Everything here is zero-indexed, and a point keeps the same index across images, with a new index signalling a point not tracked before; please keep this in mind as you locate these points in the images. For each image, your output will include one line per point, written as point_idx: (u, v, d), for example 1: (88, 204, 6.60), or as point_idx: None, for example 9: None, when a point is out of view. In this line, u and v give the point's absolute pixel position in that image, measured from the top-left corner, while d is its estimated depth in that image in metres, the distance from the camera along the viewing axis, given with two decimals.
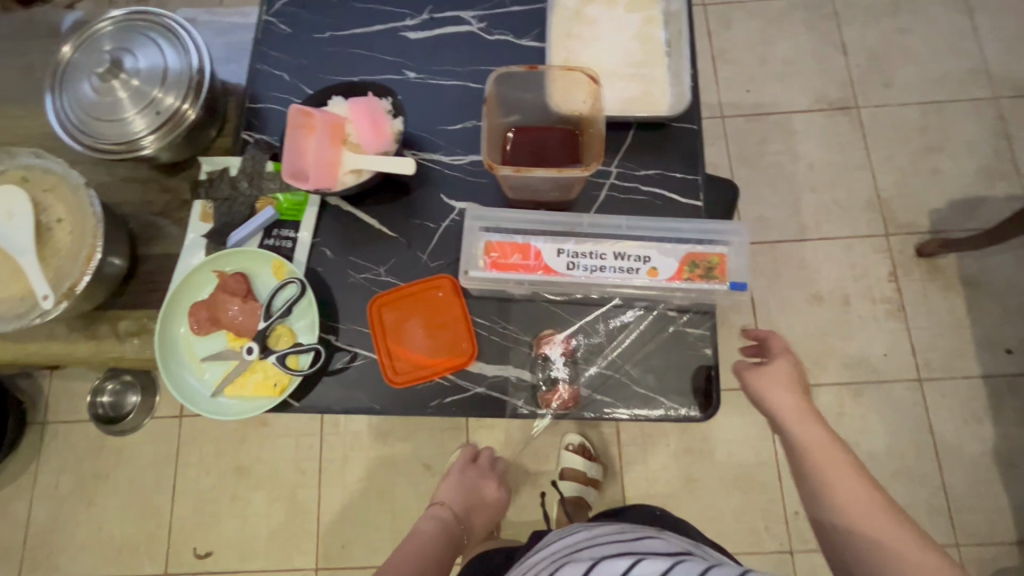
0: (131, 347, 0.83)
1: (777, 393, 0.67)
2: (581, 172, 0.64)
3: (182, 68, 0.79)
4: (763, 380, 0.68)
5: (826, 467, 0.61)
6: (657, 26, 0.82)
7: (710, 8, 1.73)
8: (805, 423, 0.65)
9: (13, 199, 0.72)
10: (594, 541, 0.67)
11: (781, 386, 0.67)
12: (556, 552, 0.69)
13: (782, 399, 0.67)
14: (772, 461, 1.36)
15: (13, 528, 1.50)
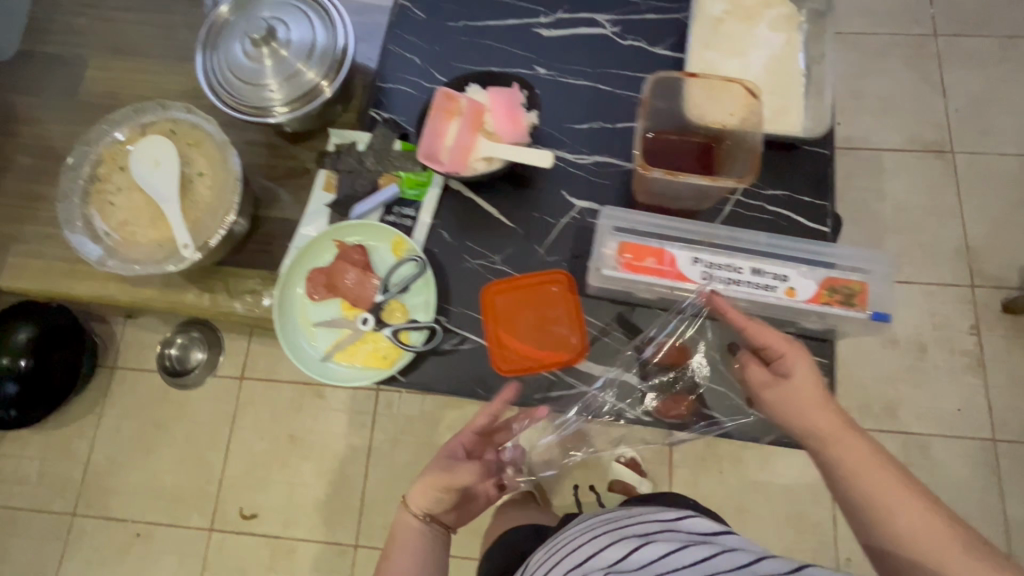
0: (243, 305, 0.86)
1: (799, 406, 0.59)
2: (736, 183, 0.63)
3: (328, 44, 0.82)
4: (782, 399, 0.60)
5: (864, 478, 0.53)
6: (796, 47, 0.81)
7: None
8: (838, 438, 0.56)
9: (163, 150, 0.76)
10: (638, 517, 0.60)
11: (809, 400, 0.59)
12: (592, 522, 0.63)
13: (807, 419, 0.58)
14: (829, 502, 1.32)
15: (73, 463, 1.55)
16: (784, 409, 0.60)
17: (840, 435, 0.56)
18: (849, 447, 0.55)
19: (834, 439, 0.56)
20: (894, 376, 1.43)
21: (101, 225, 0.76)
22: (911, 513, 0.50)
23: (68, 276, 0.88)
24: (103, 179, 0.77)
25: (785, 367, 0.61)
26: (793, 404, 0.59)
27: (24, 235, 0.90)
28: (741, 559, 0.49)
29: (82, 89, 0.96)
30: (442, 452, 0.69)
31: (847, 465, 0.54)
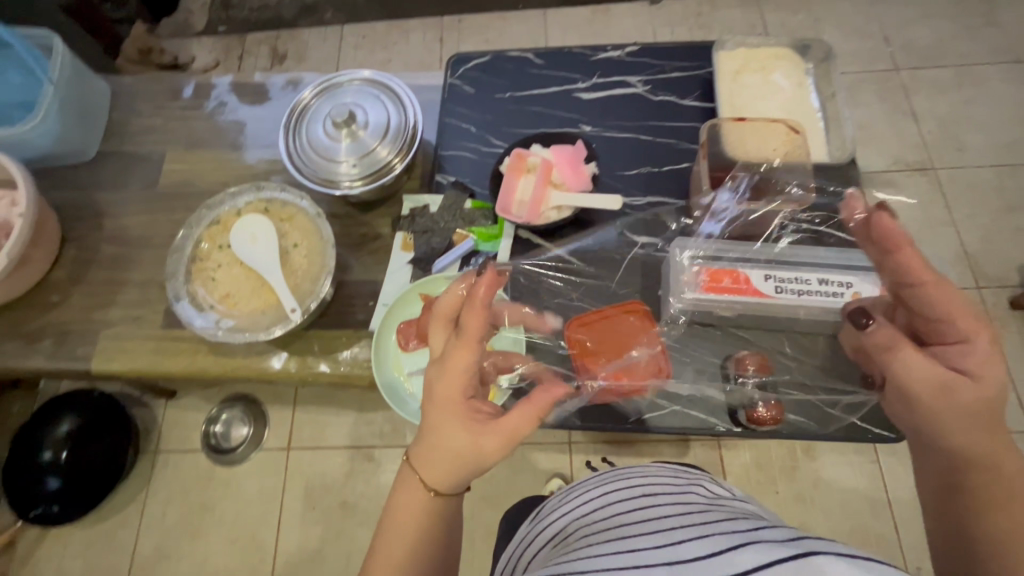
0: (328, 366, 0.88)
1: (938, 389, 0.54)
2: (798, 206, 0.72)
3: (400, 125, 0.92)
4: (927, 372, 0.55)
5: (982, 475, 0.52)
6: (808, 90, 0.93)
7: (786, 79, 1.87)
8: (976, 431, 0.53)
9: (261, 226, 0.83)
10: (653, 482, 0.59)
11: (968, 393, 0.53)
12: (608, 479, 0.63)
13: (958, 394, 0.53)
14: None
15: (119, 555, 1.51)
16: (925, 390, 0.55)
17: (978, 427, 0.53)
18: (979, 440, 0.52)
19: (971, 429, 0.53)
20: None
21: (205, 298, 0.81)
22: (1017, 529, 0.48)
23: (158, 354, 0.92)
24: (204, 257, 0.84)
25: (952, 353, 0.56)
26: (944, 384, 0.54)
27: (113, 319, 0.95)
28: (739, 525, 0.46)
29: (162, 180, 1.04)
30: (450, 404, 0.56)
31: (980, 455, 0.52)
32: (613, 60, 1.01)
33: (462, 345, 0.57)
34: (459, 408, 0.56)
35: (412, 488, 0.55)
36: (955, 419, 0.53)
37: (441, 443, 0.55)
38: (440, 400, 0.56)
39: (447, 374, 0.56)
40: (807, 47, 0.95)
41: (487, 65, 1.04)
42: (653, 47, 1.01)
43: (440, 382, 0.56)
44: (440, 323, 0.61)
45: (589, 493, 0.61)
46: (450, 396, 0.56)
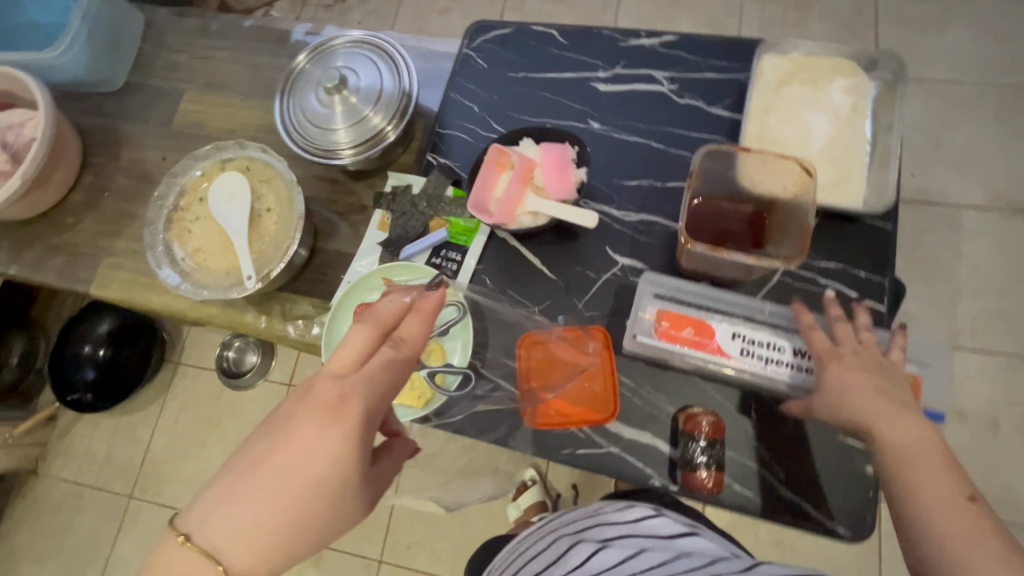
0: (295, 329, 0.90)
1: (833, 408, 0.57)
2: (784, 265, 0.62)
3: (395, 93, 0.87)
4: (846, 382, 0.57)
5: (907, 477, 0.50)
6: (864, 114, 0.78)
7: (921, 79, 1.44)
8: (900, 418, 0.53)
9: (237, 186, 0.83)
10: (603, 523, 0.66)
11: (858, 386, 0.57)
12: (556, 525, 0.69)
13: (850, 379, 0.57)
14: None
15: (137, 447, 1.64)
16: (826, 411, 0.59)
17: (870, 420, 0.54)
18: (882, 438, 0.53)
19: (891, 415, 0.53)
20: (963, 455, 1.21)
21: (178, 251, 0.83)
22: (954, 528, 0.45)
23: (146, 290, 0.96)
24: (183, 209, 0.85)
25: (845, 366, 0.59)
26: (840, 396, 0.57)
27: (116, 250, 1.00)
28: (690, 563, 0.56)
29: (177, 119, 1.06)
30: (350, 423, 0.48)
31: (903, 442, 0.52)
32: (643, 49, 0.89)
33: (392, 371, 0.51)
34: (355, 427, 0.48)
35: (248, 555, 0.43)
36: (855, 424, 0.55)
37: (316, 461, 0.46)
38: (336, 402, 0.48)
39: (372, 403, 0.49)
40: (875, 61, 0.79)
41: (505, 37, 0.95)
42: (691, 38, 0.88)
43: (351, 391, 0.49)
44: (362, 327, 0.52)
45: (538, 546, 0.67)
46: (365, 429, 0.48)
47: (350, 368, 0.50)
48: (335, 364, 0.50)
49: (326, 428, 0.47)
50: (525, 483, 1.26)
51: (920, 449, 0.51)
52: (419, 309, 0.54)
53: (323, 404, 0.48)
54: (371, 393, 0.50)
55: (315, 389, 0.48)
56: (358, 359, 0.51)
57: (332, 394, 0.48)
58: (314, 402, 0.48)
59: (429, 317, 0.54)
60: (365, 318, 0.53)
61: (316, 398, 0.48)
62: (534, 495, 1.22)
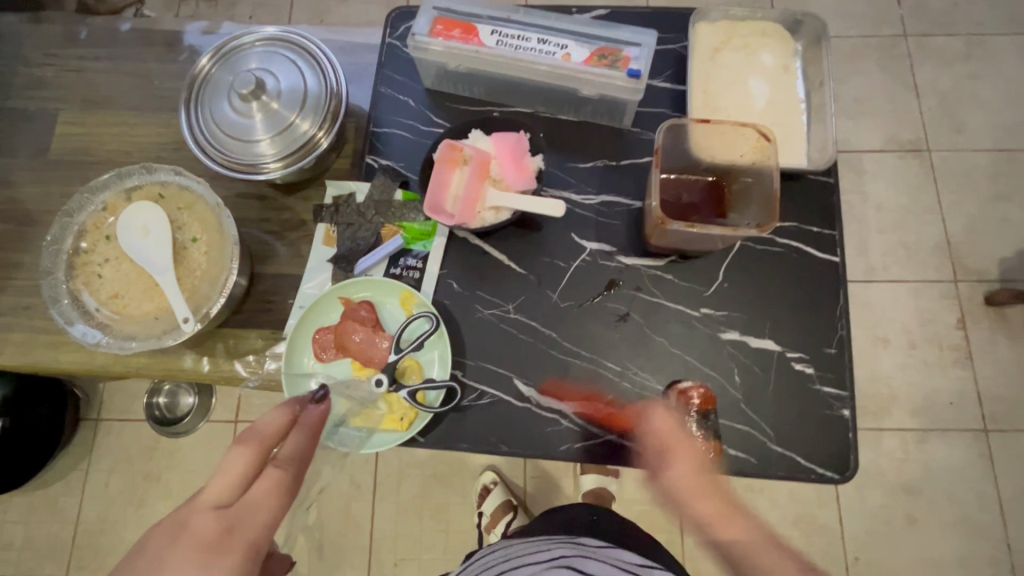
0: (246, 367, 0.81)
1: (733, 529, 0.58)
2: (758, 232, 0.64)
3: (322, 94, 0.79)
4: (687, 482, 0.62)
5: (700, 507, 0.60)
6: (792, 75, 0.81)
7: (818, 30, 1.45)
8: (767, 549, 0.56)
9: (150, 215, 0.72)
10: (600, 557, 0.64)
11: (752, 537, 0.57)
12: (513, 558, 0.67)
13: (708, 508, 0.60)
14: (859, 513, 1.19)
15: (62, 523, 1.40)
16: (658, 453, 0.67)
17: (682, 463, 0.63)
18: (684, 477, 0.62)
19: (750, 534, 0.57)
20: (900, 376, 1.26)
21: (89, 300, 0.72)
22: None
23: (54, 348, 0.83)
24: (87, 251, 0.73)
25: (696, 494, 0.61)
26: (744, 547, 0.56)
27: (5, 306, 0.85)
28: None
29: (54, 144, 0.90)
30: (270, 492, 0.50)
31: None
32: None
33: (277, 501, 0.50)
34: (269, 482, 0.50)
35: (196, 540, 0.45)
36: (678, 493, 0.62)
37: (232, 493, 0.49)
38: (254, 443, 0.52)
39: (258, 540, 0.48)
40: (799, 22, 0.81)
41: None
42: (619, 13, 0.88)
43: (254, 442, 0.52)
44: (245, 446, 0.51)
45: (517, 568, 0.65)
46: (252, 563, 0.47)
47: (233, 496, 0.49)
48: (210, 494, 0.48)
49: (206, 567, 0.44)
50: (487, 486, 1.25)
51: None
52: (302, 426, 0.56)
53: (203, 537, 0.45)
54: (256, 516, 0.48)
55: (191, 524, 0.46)
56: (241, 481, 0.50)
57: (214, 527, 0.46)
58: (164, 528, 0.45)
59: (312, 429, 0.57)
60: (244, 438, 0.52)
61: (193, 536, 0.45)
62: (496, 499, 1.22)
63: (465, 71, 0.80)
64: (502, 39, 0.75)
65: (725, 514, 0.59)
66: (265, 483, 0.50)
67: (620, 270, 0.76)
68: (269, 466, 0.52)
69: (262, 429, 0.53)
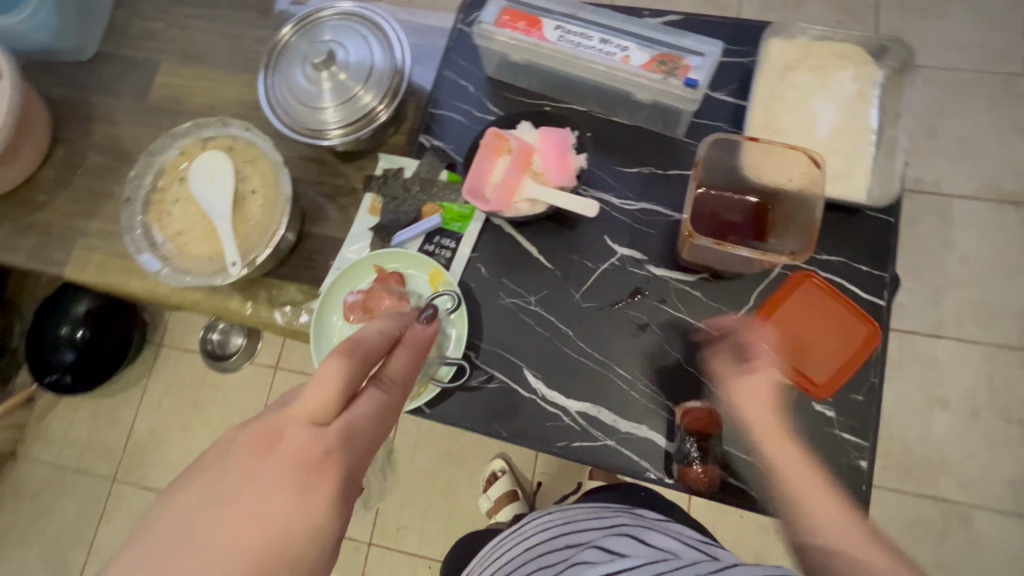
0: (282, 316, 0.87)
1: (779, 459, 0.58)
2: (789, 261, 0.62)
3: (386, 70, 0.83)
4: (740, 391, 0.64)
5: (805, 505, 0.54)
6: (868, 102, 0.77)
7: (924, 59, 1.34)
8: (800, 469, 0.57)
9: (219, 164, 0.79)
10: (661, 529, 0.65)
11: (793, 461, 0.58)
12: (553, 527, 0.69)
13: (773, 447, 0.59)
14: None
15: (118, 431, 1.56)
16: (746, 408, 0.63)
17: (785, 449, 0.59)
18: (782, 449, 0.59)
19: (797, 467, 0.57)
20: (955, 444, 1.16)
21: (157, 234, 0.80)
22: (816, 508, 0.54)
23: (126, 273, 0.92)
24: (162, 190, 0.81)
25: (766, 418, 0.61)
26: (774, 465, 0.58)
27: (93, 230, 0.95)
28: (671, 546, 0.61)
29: (153, 92, 1.00)
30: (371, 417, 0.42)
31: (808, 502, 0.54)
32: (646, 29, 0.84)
33: (378, 428, 0.42)
34: (371, 403, 0.42)
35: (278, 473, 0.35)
36: (784, 479, 0.57)
37: (329, 407, 0.40)
38: (346, 354, 0.43)
39: (358, 471, 0.39)
40: (884, 48, 0.77)
41: None
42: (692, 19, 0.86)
43: (350, 352, 0.44)
44: (345, 355, 0.43)
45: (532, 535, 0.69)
46: (349, 496, 0.38)
47: (332, 413, 0.40)
48: (303, 406, 0.39)
49: (303, 492, 0.35)
50: (495, 473, 1.28)
51: (817, 497, 0.55)
52: (406, 344, 0.49)
53: (300, 459, 0.36)
54: (358, 445, 0.40)
55: (287, 437, 0.37)
56: (342, 395, 0.41)
57: (313, 448, 0.37)
58: (251, 441, 0.37)
59: (416, 351, 0.50)
60: (342, 350, 0.44)
61: (290, 453, 0.37)
62: (502, 486, 1.25)
63: (524, 63, 0.81)
64: (564, 35, 0.76)
65: (778, 437, 0.60)
66: (366, 407, 0.42)
67: (647, 279, 0.75)
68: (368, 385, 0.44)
69: (361, 341, 0.46)
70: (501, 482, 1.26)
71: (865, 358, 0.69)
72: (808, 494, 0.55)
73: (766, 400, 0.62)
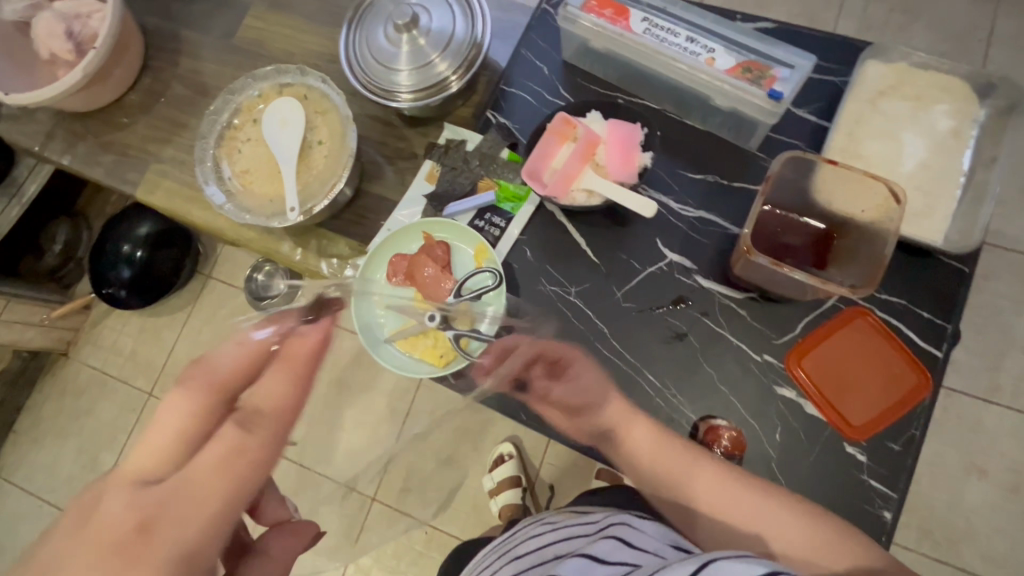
0: (328, 267, 0.89)
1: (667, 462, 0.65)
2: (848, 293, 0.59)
3: (465, 41, 0.83)
4: (578, 407, 0.70)
5: (701, 490, 0.62)
6: (963, 142, 0.72)
7: None
8: (690, 467, 0.64)
9: (293, 111, 0.82)
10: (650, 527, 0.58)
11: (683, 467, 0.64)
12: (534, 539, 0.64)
13: (661, 457, 0.65)
14: None
15: (159, 349, 1.65)
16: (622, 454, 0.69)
17: (702, 469, 0.63)
18: (669, 455, 0.65)
19: (687, 467, 0.64)
20: (988, 516, 1.10)
21: (226, 170, 0.83)
22: (720, 504, 0.60)
23: (191, 202, 0.97)
24: (236, 128, 0.84)
25: (640, 433, 0.67)
26: (668, 475, 0.65)
27: (167, 157, 1.00)
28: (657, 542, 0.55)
29: (239, 32, 1.03)
30: (207, 462, 0.44)
31: (711, 503, 0.61)
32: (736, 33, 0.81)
33: (228, 463, 0.45)
34: (210, 449, 0.45)
35: (106, 523, 0.40)
36: (681, 485, 0.64)
37: (161, 459, 0.45)
38: (190, 395, 0.47)
39: (189, 526, 0.42)
40: (992, 87, 0.71)
41: None
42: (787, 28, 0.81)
43: (204, 391, 0.48)
44: (189, 386, 0.48)
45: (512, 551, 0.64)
46: (181, 566, 0.41)
47: (166, 468, 0.44)
48: (134, 467, 0.44)
49: (107, 567, 0.39)
50: (501, 456, 1.31)
51: (718, 494, 0.61)
52: (281, 358, 0.52)
53: (114, 527, 0.40)
54: (190, 500, 0.43)
55: (103, 502, 0.41)
56: (184, 440, 0.46)
57: (129, 505, 0.41)
58: (73, 515, 0.41)
59: (296, 367, 0.52)
60: (188, 383, 0.48)
61: (104, 517, 0.40)
62: (507, 470, 1.29)
63: (604, 52, 0.80)
64: (650, 28, 0.74)
65: (662, 447, 0.66)
66: (209, 455, 0.45)
67: (693, 289, 0.74)
68: (229, 419, 0.47)
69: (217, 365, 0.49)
70: (507, 465, 1.30)
71: (906, 409, 0.66)
72: (705, 489, 0.62)
73: (595, 395, 0.69)
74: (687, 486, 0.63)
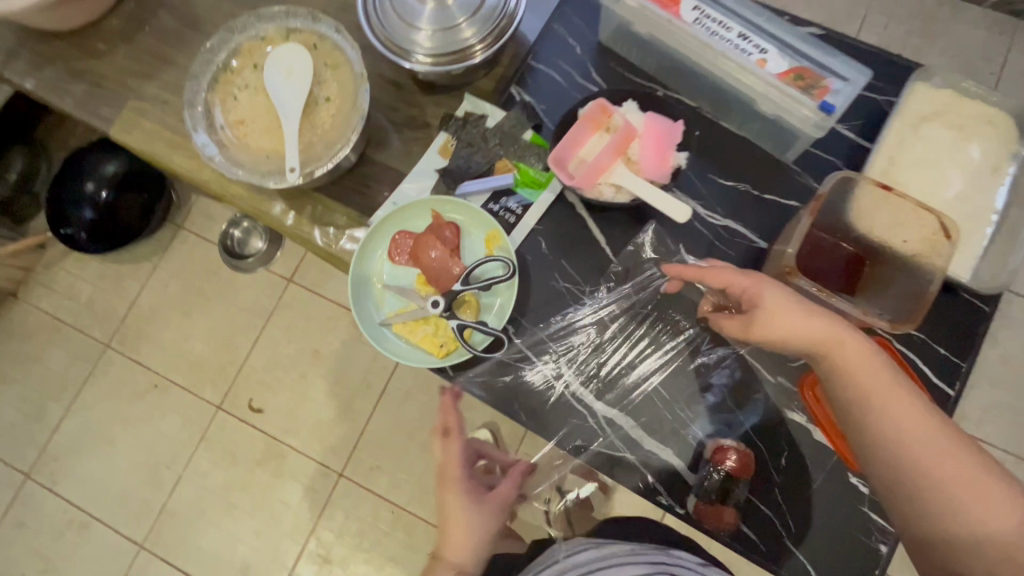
0: (320, 236, 0.81)
1: (864, 377, 0.54)
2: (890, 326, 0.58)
3: (497, 8, 0.75)
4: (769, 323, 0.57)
5: (895, 417, 0.53)
6: (1000, 178, 0.70)
7: None
8: (889, 392, 0.54)
9: (299, 61, 0.74)
10: None
11: (878, 393, 0.54)
12: None
13: (856, 373, 0.55)
14: None
15: (119, 299, 1.53)
16: (777, 335, 0.57)
17: (909, 404, 0.53)
18: (873, 375, 0.54)
19: (888, 393, 0.53)
20: None
21: (219, 118, 0.75)
22: (914, 442, 0.52)
23: (173, 148, 0.88)
24: (234, 71, 0.76)
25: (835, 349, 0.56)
26: (857, 394, 0.54)
27: (149, 94, 0.90)
28: None
29: None
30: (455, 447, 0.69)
31: (904, 437, 0.52)
32: None
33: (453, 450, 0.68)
34: (449, 446, 0.69)
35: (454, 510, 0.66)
36: (876, 405, 0.54)
37: (448, 466, 0.69)
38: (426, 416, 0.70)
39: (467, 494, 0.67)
40: None
41: None
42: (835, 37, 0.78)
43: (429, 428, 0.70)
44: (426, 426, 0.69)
45: None
46: (481, 503, 0.68)
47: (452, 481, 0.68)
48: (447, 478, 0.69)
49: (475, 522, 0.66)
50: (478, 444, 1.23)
51: (915, 431, 0.52)
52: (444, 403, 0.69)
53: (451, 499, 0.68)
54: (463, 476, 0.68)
55: (447, 485, 0.68)
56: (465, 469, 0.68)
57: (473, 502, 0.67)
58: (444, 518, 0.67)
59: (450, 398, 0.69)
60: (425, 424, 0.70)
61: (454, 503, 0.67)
62: None
63: (646, 37, 0.74)
64: (701, 18, 0.68)
65: (857, 365, 0.55)
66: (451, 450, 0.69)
67: None
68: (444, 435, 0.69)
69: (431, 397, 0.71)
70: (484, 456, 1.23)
71: None
72: (897, 423, 0.53)
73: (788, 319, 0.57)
74: (875, 415, 0.54)
